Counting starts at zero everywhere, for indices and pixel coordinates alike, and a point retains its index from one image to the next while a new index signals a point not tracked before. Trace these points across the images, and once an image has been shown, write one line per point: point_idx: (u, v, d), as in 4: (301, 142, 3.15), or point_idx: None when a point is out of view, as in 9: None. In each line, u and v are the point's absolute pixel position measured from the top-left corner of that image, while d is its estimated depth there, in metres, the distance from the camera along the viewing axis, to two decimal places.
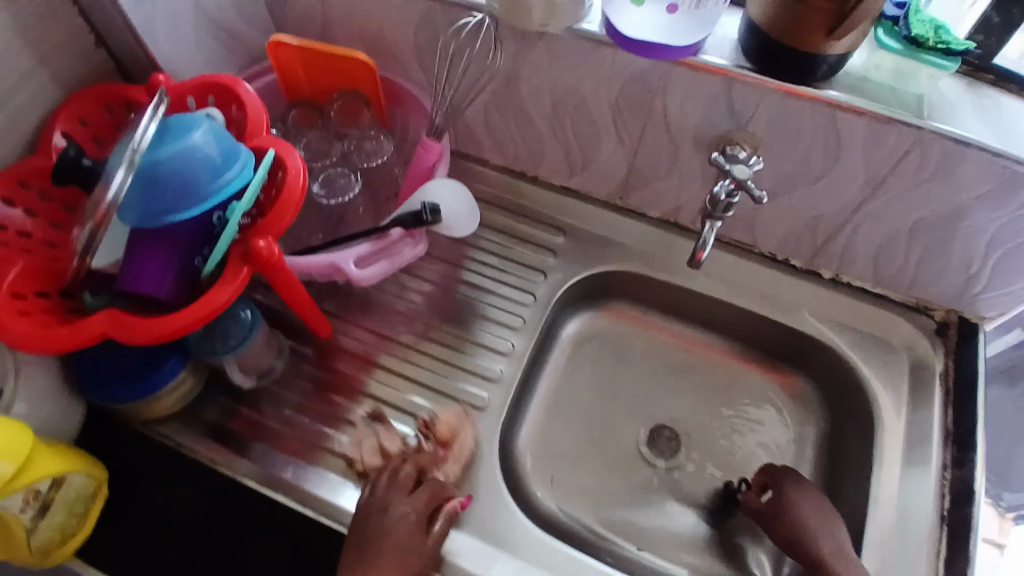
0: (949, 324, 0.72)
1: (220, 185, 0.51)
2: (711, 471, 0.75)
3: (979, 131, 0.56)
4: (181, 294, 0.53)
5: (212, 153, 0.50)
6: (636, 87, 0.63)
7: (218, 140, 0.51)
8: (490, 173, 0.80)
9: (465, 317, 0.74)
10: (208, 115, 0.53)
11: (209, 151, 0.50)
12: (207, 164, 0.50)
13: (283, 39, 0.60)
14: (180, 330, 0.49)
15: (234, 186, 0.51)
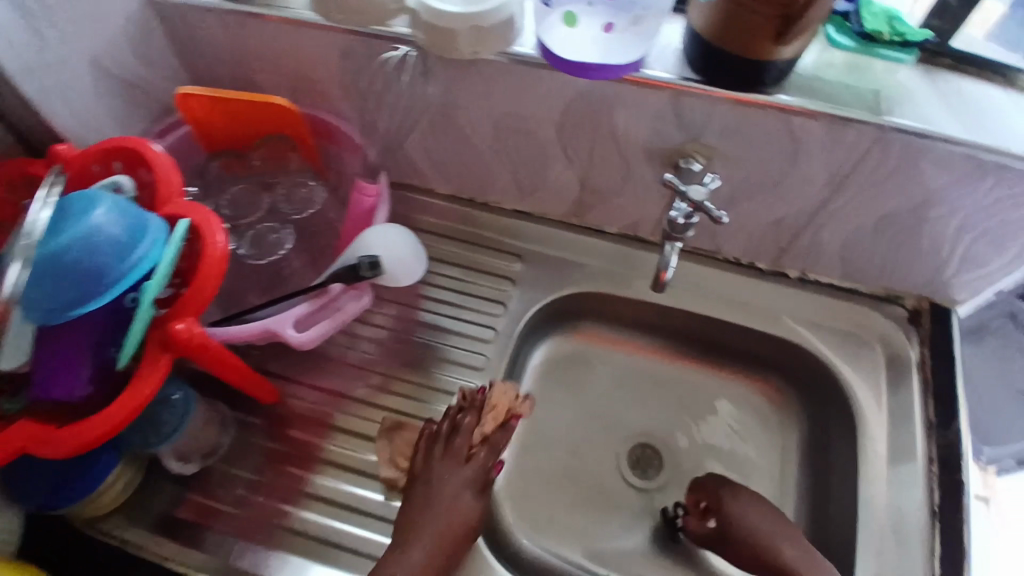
0: (922, 311, 0.72)
1: (130, 265, 0.49)
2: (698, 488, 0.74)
3: (940, 123, 0.53)
4: (102, 384, 0.53)
5: (117, 233, 0.49)
6: (580, 106, 0.59)
7: (123, 218, 0.49)
8: (436, 204, 0.77)
9: (424, 362, 0.71)
10: (114, 183, 0.54)
11: (112, 229, 0.48)
12: (113, 244, 0.48)
13: (192, 89, 0.60)
14: (101, 435, 0.49)
15: (144, 265, 0.49)
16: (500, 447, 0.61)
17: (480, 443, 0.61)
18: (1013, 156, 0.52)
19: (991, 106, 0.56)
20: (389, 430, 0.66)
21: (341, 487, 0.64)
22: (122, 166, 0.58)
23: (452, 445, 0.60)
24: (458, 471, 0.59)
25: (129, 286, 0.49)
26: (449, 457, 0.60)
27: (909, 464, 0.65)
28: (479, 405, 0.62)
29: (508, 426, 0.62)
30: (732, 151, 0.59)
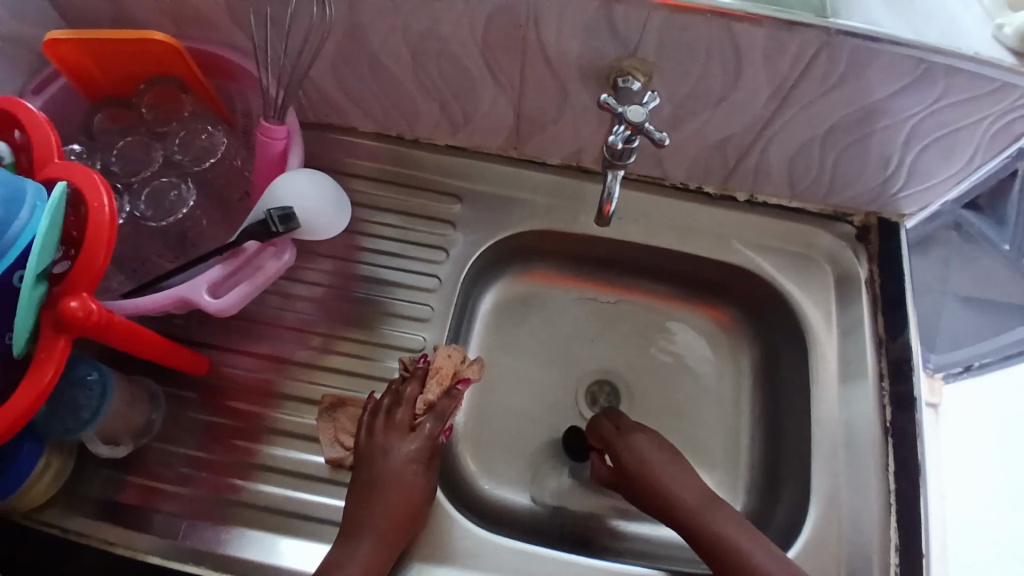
0: (869, 227, 0.70)
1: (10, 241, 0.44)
2: (657, 420, 0.73)
3: (888, 23, 0.50)
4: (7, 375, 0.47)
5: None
6: (503, 22, 0.53)
7: None
8: (363, 145, 0.71)
9: (366, 317, 0.66)
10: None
11: None
12: None
13: (60, 35, 0.51)
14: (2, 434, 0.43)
15: (26, 240, 0.44)
16: (447, 414, 0.59)
17: (424, 412, 0.59)
18: (962, 56, 0.49)
19: (937, 3, 0.53)
20: (331, 408, 0.61)
21: (290, 453, 0.60)
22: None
23: (394, 417, 0.58)
24: (403, 443, 0.57)
25: (13, 263, 0.44)
26: (393, 430, 0.58)
27: (861, 380, 0.65)
28: (420, 373, 0.60)
29: (454, 394, 0.59)
30: (672, 67, 0.55)
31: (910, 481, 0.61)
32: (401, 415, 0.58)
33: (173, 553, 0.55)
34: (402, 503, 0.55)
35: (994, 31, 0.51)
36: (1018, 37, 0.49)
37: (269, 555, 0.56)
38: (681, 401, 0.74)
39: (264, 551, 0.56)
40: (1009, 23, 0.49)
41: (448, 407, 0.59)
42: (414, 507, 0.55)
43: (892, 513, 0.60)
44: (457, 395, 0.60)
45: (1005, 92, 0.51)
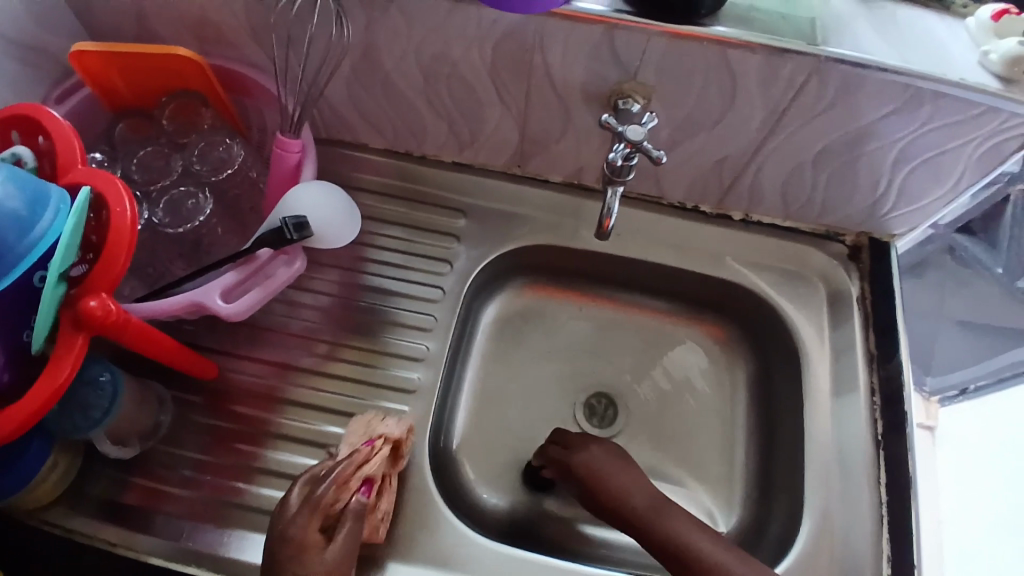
0: (861, 247, 0.73)
1: (34, 243, 0.45)
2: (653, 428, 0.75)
3: (877, 51, 0.52)
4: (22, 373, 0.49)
5: (14, 207, 0.44)
6: (510, 45, 0.56)
7: (21, 189, 0.44)
8: (371, 160, 0.73)
9: (370, 325, 0.68)
10: (13, 155, 0.50)
11: (10, 204, 0.43)
12: (12, 220, 0.43)
13: (86, 45, 0.54)
14: (22, 425, 0.44)
15: (49, 242, 0.45)
16: (343, 474, 0.51)
17: (320, 476, 0.52)
18: (948, 83, 0.52)
19: (927, 33, 0.55)
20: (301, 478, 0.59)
21: (292, 458, 0.61)
22: (20, 136, 0.52)
23: (291, 491, 0.52)
24: (295, 512, 0.50)
25: (34, 262, 0.45)
26: (288, 502, 0.51)
27: (853, 394, 0.67)
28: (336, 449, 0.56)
29: (356, 452, 0.53)
30: (670, 88, 0.57)
31: (901, 495, 0.62)
32: (299, 488, 0.52)
33: (175, 553, 0.56)
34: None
35: (981, 57, 0.54)
36: (1004, 63, 0.52)
37: None
38: (677, 415, 0.75)
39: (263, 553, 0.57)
40: (994, 49, 0.52)
41: (353, 461, 0.52)
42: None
43: (883, 527, 0.61)
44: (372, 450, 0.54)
45: (989, 116, 0.54)
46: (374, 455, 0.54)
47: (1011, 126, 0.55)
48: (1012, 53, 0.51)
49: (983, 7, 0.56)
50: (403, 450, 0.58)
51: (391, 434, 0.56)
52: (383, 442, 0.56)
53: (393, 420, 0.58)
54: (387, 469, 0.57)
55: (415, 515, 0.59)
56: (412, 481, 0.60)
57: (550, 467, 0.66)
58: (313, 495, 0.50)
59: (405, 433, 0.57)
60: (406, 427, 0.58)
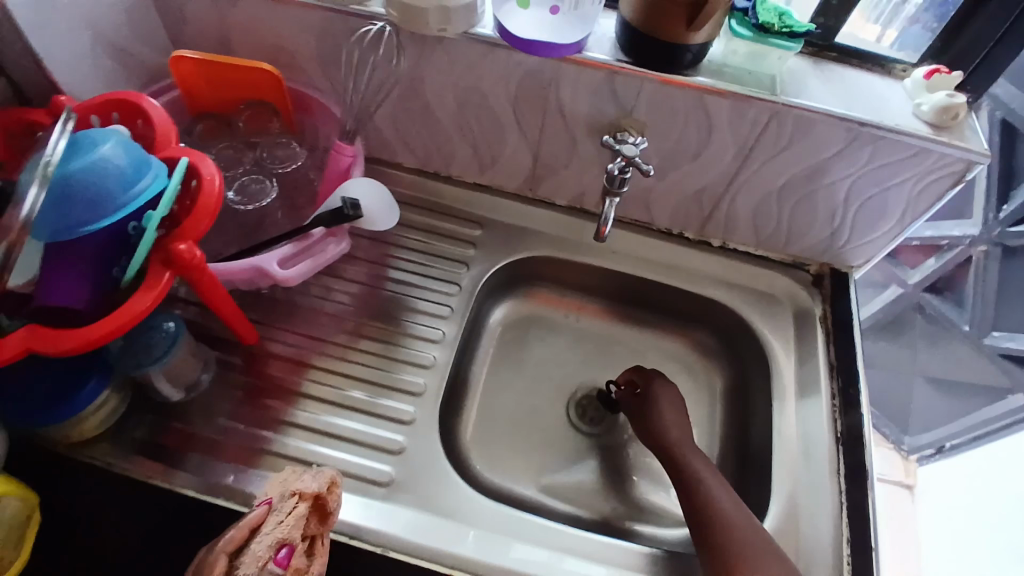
0: (823, 275, 0.84)
1: (133, 195, 0.54)
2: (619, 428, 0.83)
3: (825, 101, 0.66)
4: (101, 304, 0.56)
5: (123, 162, 0.54)
6: (531, 82, 0.70)
7: (127, 152, 0.55)
8: (404, 176, 0.86)
9: (393, 311, 0.78)
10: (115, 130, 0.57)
11: (118, 161, 0.54)
12: (119, 174, 0.53)
13: (185, 53, 0.67)
14: (101, 338, 0.51)
15: (146, 195, 0.55)
16: (233, 539, 0.53)
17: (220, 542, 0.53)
18: (886, 128, 0.64)
19: (871, 91, 0.68)
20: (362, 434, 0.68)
21: (318, 415, 0.70)
22: (119, 117, 0.63)
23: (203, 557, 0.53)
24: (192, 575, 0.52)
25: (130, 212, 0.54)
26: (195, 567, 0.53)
27: (815, 398, 0.75)
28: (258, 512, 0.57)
29: (250, 518, 0.54)
30: (658, 123, 0.70)
31: (859, 485, 0.69)
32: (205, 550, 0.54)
33: (210, 488, 0.64)
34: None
35: (915, 108, 0.66)
36: (933, 112, 0.65)
37: None
38: None
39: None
40: (925, 102, 0.65)
41: (248, 522, 0.54)
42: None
43: (844, 512, 0.67)
44: (283, 510, 0.55)
45: (921, 157, 0.66)
46: (284, 516, 0.54)
47: (938, 167, 0.67)
48: (939, 104, 0.64)
49: (919, 68, 0.69)
50: (327, 506, 0.56)
51: (306, 489, 0.56)
52: (298, 500, 0.55)
53: (314, 476, 0.57)
54: (310, 529, 0.55)
55: (423, 475, 0.66)
56: (423, 443, 0.69)
57: (624, 387, 0.80)
58: (204, 561, 0.52)
59: (323, 486, 0.56)
60: (325, 480, 0.57)
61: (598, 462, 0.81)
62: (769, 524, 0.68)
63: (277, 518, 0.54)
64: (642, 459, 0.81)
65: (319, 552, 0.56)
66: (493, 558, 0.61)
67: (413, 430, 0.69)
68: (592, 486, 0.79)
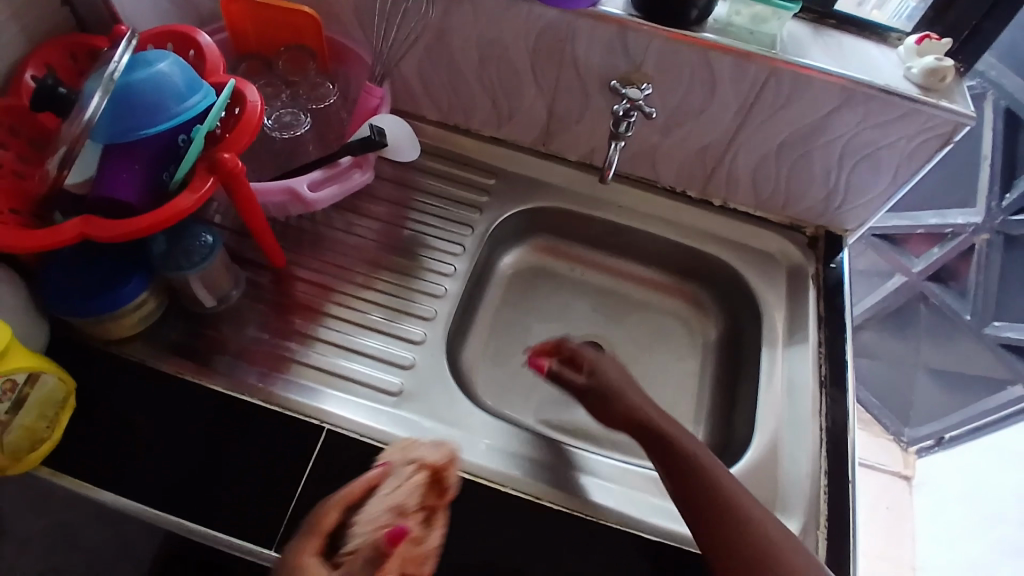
0: (818, 238, 0.88)
1: (184, 109, 0.61)
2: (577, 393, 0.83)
3: (821, 60, 0.70)
4: (147, 202, 0.63)
5: (177, 80, 0.61)
6: (549, 36, 0.75)
7: (182, 71, 0.61)
8: (426, 127, 0.92)
9: (411, 248, 0.84)
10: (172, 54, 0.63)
11: (174, 78, 0.60)
12: (173, 89, 0.60)
13: None
14: (151, 228, 0.59)
15: (195, 110, 0.61)
16: (349, 500, 0.54)
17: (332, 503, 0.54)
18: (877, 86, 0.69)
19: (866, 55, 0.73)
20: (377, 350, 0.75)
21: (338, 332, 0.77)
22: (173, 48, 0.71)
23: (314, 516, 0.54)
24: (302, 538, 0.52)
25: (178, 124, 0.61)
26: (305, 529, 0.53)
27: (803, 345, 0.79)
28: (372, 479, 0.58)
29: (365, 483, 0.56)
30: (665, 79, 0.75)
31: (840, 424, 0.73)
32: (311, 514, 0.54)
33: (237, 386, 0.70)
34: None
35: (906, 72, 0.71)
36: (923, 75, 0.69)
37: (312, 400, 0.70)
38: (652, 362, 0.89)
39: (309, 396, 0.71)
40: (914, 66, 0.70)
41: (366, 480, 0.56)
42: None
43: (823, 446, 0.72)
44: (402, 475, 0.56)
45: (910, 117, 0.70)
46: (402, 482, 0.55)
47: (926, 128, 0.71)
48: (928, 67, 0.68)
49: (910, 36, 0.73)
50: (444, 481, 0.57)
51: (426, 458, 0.57)
52: (417, 467, 0.57)
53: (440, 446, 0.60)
54: (429, 501, 0.55)
55: (430, 389, 0.73)
56: (432, 363, 0.75)
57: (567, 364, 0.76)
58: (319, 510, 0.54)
59: (443, 458, 0.57)
60: (445, 454, 0.58)
61: None
62: (751, 456, 0.72)
63: (395, 483, 0.56)
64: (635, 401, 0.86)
65: (436, 524, 0.55)
66: (485, 462, 0.68)
67: (424, 350, 0.76)
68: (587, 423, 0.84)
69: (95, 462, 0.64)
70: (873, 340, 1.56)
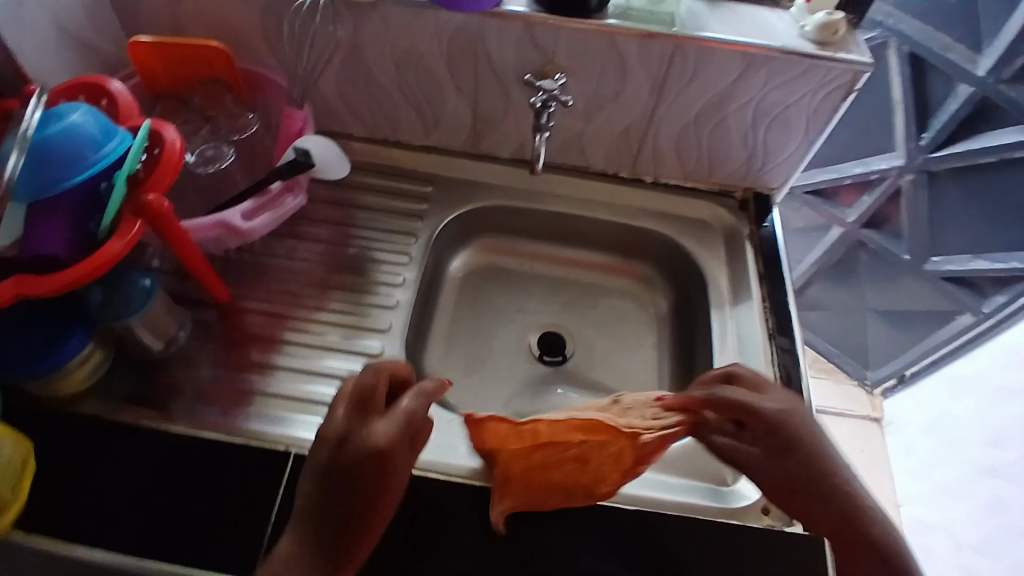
0: (747, 200, 0.91)
1: (102, 155, 0.61)
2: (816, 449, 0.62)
3: (720, 30, 0.74)
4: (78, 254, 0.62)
5: (91, 128, 0.61)
6: (460, 39, 0.77)
7: (95, 119, 0.61)
8: (355, 144, 0.92)
9: (357, 264, 0.85)
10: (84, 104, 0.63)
11: (87, 126, 0.60)
12: (88, 137, 0.60)
13: (143, 39, 0.75)
14: (83, 278, 0.58)
15: (114, 154, 0.61)
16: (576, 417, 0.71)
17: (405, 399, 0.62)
18: (775, 48, 0.72)
19: (762, 19, 0.76)
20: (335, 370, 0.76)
21: (295, 358, 0.77)
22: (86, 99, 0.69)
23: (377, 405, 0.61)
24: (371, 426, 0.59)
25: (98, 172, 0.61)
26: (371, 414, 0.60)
27: (746, 303, 0.82)
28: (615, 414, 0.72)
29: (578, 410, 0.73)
30: (577, 67, 0.78)
31: (789, 372, 0.76)
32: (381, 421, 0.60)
33: (197, 426, 0.70)
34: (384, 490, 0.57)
35: (800, 30, 0.75)
36: (815, 31, 0.73)
37: (276, 428, 0.70)
38: (609, 343, 0.91)
39: (272, 425, 0.71)
40: (807, 24, 0.74)
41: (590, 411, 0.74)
42: (390, 485, 0.58)
43: None
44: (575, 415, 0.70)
45: (811, 72, 0.74)
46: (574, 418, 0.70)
47: (827, 81, 0.75)
48: (818, 24, 0.72)
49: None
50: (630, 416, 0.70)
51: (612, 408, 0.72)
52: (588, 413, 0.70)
53: (723, 390, 0.67)
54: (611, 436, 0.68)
55: None
56: None
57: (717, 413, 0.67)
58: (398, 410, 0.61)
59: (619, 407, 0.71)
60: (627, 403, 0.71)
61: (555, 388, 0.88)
62: None
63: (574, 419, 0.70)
64: (599, 381, 0.88)
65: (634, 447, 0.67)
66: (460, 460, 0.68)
67: (381, 363, 0.77)
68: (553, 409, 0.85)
69: (57, 524, 0.62)
70: (822, 291, 1.63)
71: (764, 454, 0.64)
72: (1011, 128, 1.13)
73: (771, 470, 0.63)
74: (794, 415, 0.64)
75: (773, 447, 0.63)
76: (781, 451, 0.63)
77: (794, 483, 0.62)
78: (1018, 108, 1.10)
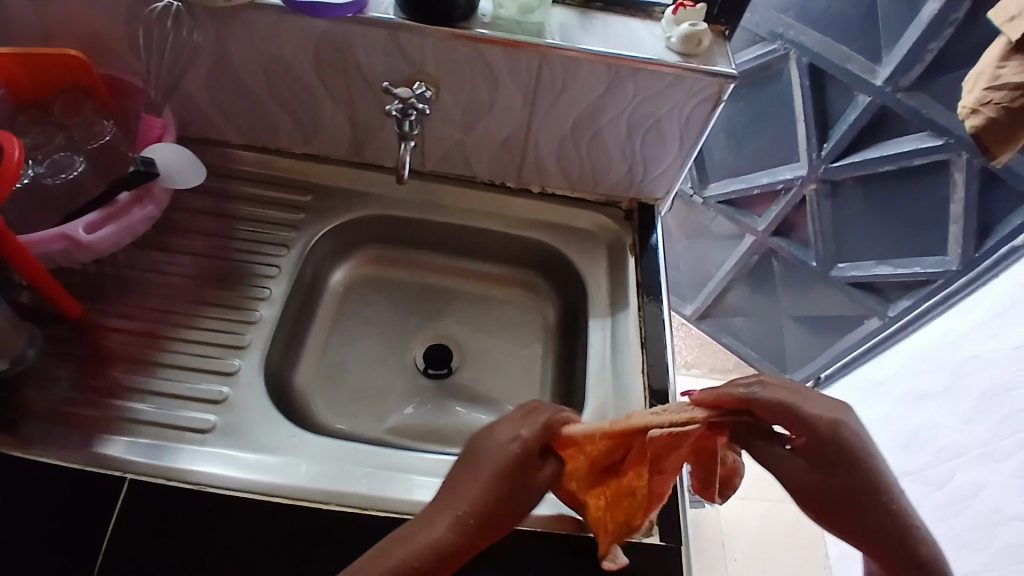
0: (633, 210, 0.91)
1: None
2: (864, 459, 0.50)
3: (587, 42, 0.74)
4: None
5: None
6: (326, 47, 0.75)
7: None
8: (234, 152, 0.90)
9: (230, 277, 0.82)
10: None
11: None
12: None
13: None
14: None
15: None
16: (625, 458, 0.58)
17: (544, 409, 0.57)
18: (640, 60, 0.72)
19: (632, 32, 0.76)
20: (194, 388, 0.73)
21: (154, 376, 0.73)
22: None
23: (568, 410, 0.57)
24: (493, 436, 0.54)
25: None
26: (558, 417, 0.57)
27: (624, 313, 0.82)
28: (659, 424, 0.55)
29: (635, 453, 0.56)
30: (448, 76, 0.76)
31: (660, 382, 0.76)
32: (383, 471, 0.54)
33: (34, 449, 0.65)
34: (506, 473, 0.52)
35: (666, 42, 0.75)
36: (680, 43, 0.73)
37: (124, 451, 0.66)
38: (495, 354, 0.90)
39: (120, 447, 0.67)
40: (673, 35, 0.74)
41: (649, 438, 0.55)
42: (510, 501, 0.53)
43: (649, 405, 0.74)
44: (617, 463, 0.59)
45: (677, 83, 0.74)
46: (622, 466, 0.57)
47: (695, 93, 0.75)
48: (682, 36, 0.73)
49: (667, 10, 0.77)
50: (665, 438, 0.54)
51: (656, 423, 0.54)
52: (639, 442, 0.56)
53: (763, 390, 0.51)
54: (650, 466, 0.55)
55: (245, 421, 0.71)
56: (252, 392, 0.74)
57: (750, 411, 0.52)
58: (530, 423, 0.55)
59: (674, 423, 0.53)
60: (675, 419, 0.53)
61: (436, 401, 0.86)
62: None
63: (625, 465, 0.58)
64: (484, 392, 0.87)
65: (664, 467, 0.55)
66: (306, 483, 0.66)
67: (237, 381, 0.74)
68: (431, 423, 0.84)
69: None
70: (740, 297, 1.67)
71: (809, 469, 0.51)
72: (908, 136, 1.17)
73: (815, 483, 0.50)
74: (842, 424, 0.50)
75: (817, 462, 0.50)
76: (828, 469, 0.50)
77: (846, 504, 0.50)
78: (915, 116, 1.13)
